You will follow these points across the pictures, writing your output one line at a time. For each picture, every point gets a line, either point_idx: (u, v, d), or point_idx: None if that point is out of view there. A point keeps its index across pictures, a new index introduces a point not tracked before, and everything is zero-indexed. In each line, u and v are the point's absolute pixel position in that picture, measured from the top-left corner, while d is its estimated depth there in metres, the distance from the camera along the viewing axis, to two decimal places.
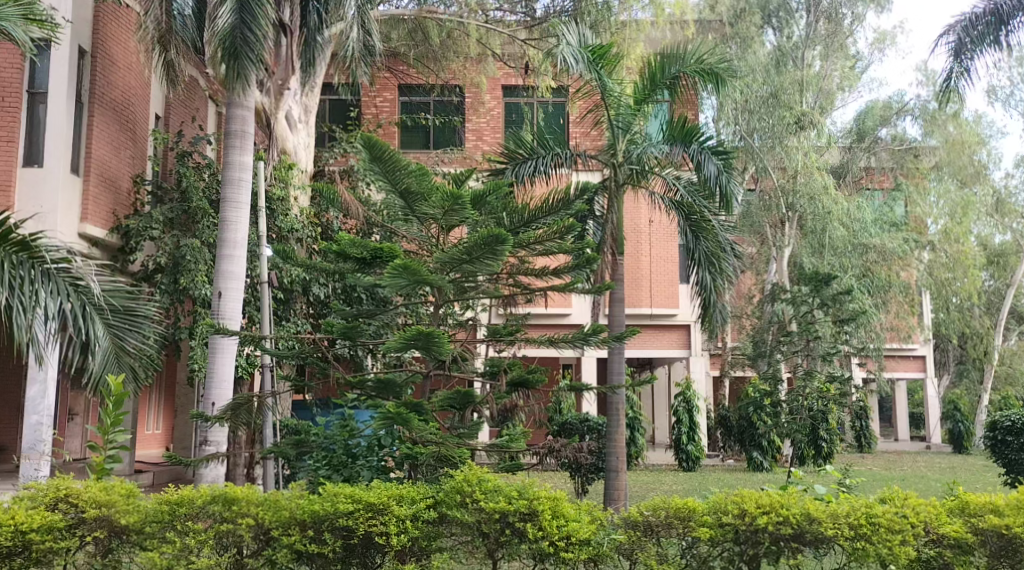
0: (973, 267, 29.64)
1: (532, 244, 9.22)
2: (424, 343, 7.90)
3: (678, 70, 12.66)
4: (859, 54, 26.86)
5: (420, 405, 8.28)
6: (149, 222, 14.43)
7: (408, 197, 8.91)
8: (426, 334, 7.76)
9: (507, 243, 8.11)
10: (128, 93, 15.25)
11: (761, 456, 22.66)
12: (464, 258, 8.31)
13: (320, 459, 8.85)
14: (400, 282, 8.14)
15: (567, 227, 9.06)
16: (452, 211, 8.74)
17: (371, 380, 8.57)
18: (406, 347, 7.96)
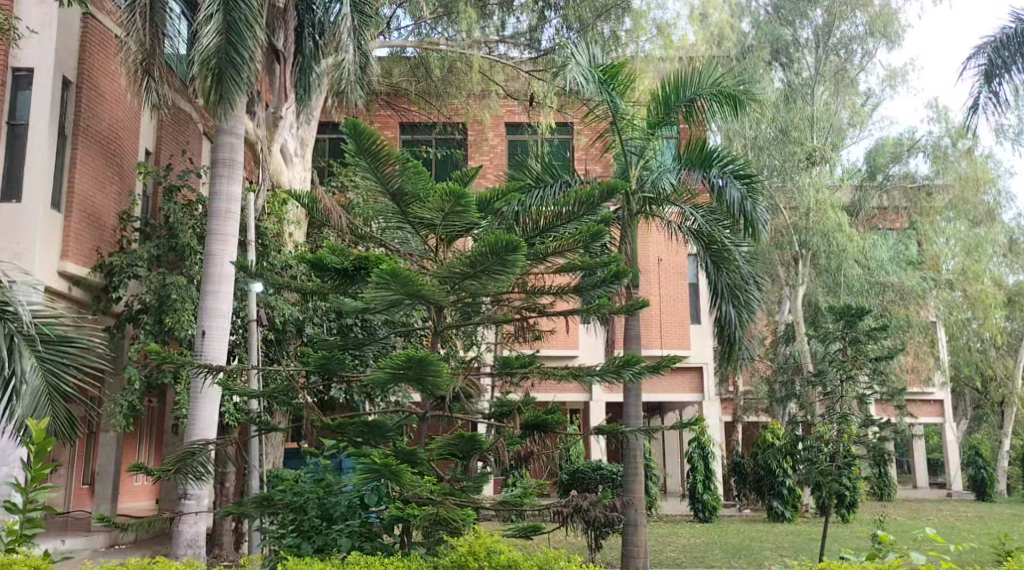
0: (993, 307, 28.61)
1: (549, 257, 8.29)
2: (415, 376, 7.03)
3: (694, 93, 11.88)
4: (869, 89, 26.16)
5: (414, 454, 7.28)
6: (133, 259, 13.61)
7: (400, 199, 8.05)
8: (416, 365, 6.89)
9: (519, 254, 7.22)
10: (116, 125, 14.48)
11: (781, 506, 21.69)
12: (467, 274, 7.43)
13: (285, 523, 7.74)
14: (389, 296, 7.26)
15: (591, 236, 8.13)
16: (451, 213, 7.86)
17: (358, 426, 7.62)
18: (391, 380, 7.09)
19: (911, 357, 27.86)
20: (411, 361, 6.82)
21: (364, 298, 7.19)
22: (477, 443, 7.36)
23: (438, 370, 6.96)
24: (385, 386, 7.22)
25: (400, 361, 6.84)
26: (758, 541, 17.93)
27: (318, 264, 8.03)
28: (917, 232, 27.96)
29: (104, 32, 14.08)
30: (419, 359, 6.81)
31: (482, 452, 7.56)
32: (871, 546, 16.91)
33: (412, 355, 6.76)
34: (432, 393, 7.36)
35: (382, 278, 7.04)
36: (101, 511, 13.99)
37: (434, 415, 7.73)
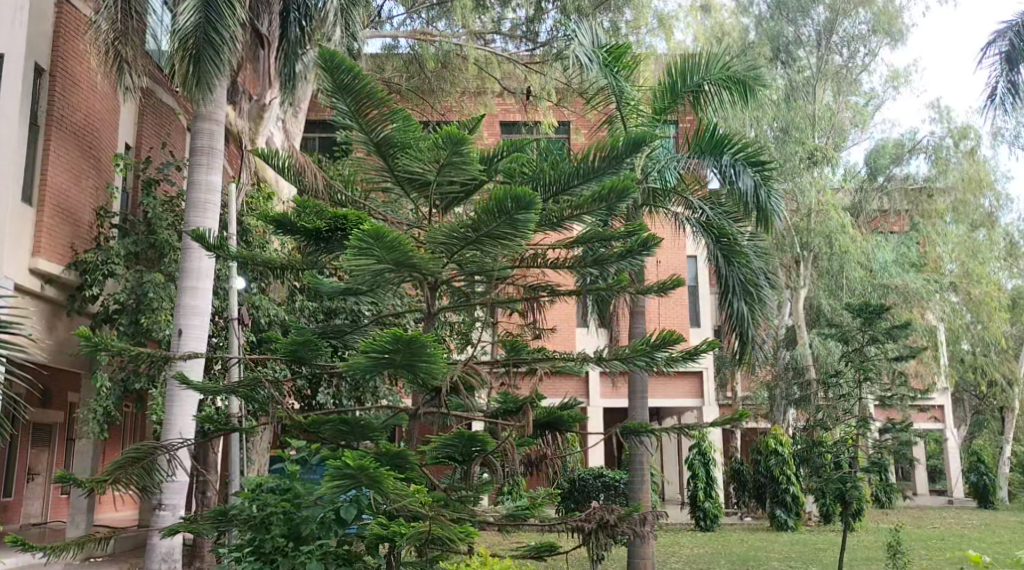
0: (998, 311, 27.97)
1: (563, 226, 7.58)
2: (402, 361, 6.31)
3: (701, 79, 11.27)
4: (871, 89, 25.57)
5: (400, 456, 6.55)
6: (109, 256, 12.88)
7: (389, 155, 7.29)
8: (408, 348, 6.17)
9: (530, 214, 6.50)
10: (93, 115, 13.69)
11: (784, 514, 21.02)
12: (468, 239, 6.67)
13: (244, 542, 6.98)
14: (373, 264, 6.50)
15: (609, 202, 7.38)
16: (448, 165, 7.02)
17: (334, 424, 6.94)
18: (377, 366, 6.36)
19: (915, 361, 27.22)
20: (400, 342, 6.10)
21: (345, 264, 6.42)
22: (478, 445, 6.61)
23: (432, 351, 6.25)
24: (370, 373, 6.48)
25: (387, 342, 6.10)
26: (765, 552, 17.19)
27: (289, 227, 7.27)
28: (919, 234, 27.35)
29: (81, 15, 13.29)
30: (409, 339, 6.07)
31: (482, 456, 6.78)
32: (885, 556, 16.21)
33: (399, 333, 6.02)
34: (422, 382, 6.63)
35: (363, 242, 6.29)
36: (76, 522, 13.26)
37: (426, 412, 7.01)
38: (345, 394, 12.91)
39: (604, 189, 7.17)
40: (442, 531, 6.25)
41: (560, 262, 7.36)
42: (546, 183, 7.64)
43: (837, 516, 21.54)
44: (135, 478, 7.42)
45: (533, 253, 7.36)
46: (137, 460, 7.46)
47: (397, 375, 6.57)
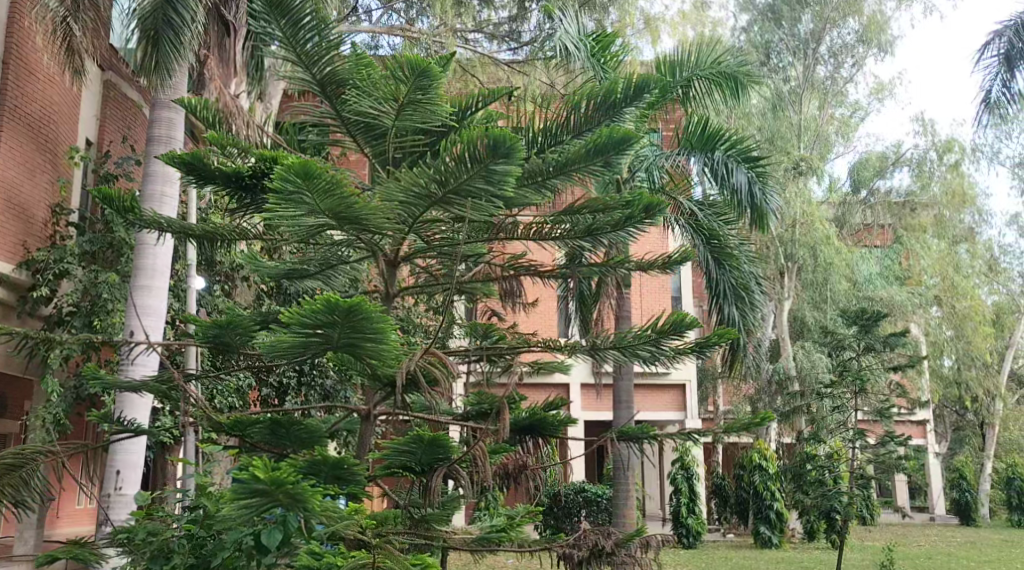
0: (983, 325, 27.49)
1: (549, 188, 6.54)
2: (340, 339, 5.29)
3: (690, 73, 10.60)
4: (857, 100, 25.11)
5: (344, 468, 5.52)
6: (63, 253, 12.15)
7: (338, 95, 6.53)
8: (346, 319, 5.12)
9: (509, 167, 5.55)
10: (51, 107, 12.84)
11: (768, 531, 20.37)
12: (433, 198, 5.69)
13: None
14: (303, 213, 5.58)
15: (610, 160, 6.41)
16: (408, 105, 6.14)
17: (264, 421, 5.94)
18: (308, 345, 5.32)
19: (900, 376, 26.72)
20: (336, 313, 5.06)
21: (271, 214, 5.50)
22: (443, 457, 5.57)
23: (379, 326, 5.22)
24: (305, 356, 5.51)
25: (319, 312, 5.07)
26: None
27: (205, 175, 6.20)
28: (903, 247, 26.89)
29: None
30: (347, 307, 5.00)
31: (451, 469, 5.67)
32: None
33: (332, 299, 4.98)
34: (368, 369, 5.68)
35: (289, 183, 5.34)
36: (24, 539, 12.44)
37: (380, 413, 6.01)
38: (312, 402, 12.24)
39: (598, 137, 6.19)
40: (389, 562, 5.13)
41: (543, 229, 6.54)
42: (535, 140, 7.00)
43: (821, 533, 20.94)
44: (8, 490, 6.51)
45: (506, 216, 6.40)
46: (12, 469, 6.56)
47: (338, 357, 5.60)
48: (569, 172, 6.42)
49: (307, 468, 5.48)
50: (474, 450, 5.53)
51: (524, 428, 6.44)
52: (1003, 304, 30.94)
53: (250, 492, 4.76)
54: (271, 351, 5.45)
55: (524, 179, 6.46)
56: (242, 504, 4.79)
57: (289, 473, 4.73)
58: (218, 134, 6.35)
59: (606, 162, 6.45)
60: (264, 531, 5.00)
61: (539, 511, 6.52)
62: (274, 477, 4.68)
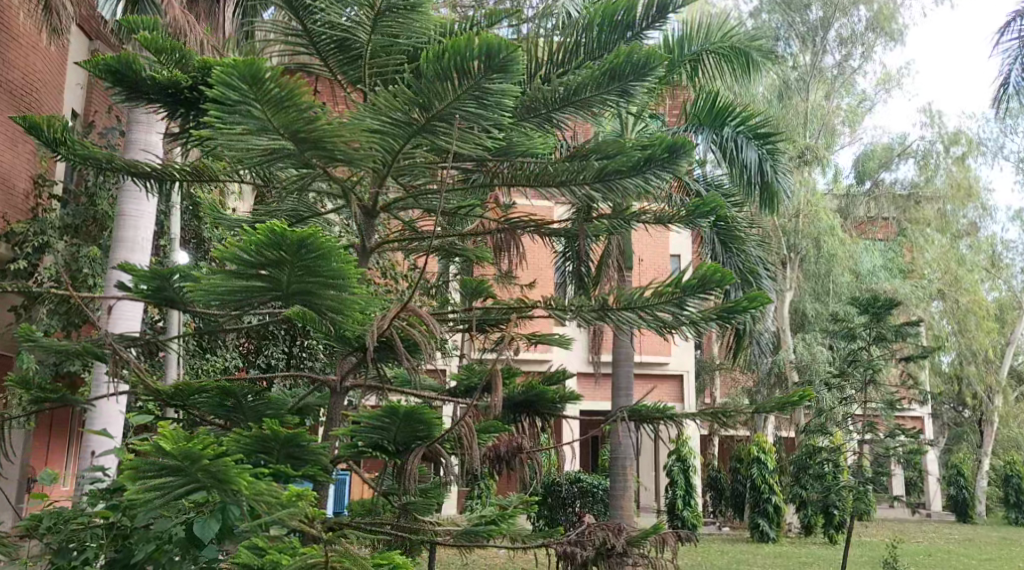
0: (986, 320, 27.02)
1: (557, 120, 5.93)
2: (290, 286, 4.72)
3: (700, 50, 9.88)
4: (862, 90, 24.67)
5: (299, 446, 4.71)
6: (42, 227, 11.70)
7: (304, 5, 5.56)
8: (295, 259, 4.53)
9: (505, 86, 4.87)
10: (33, 75, 12.34)
11: (765, 525, 19.92)
12: (412, 126, 5.01)
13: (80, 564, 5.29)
14: (256, 131, 4.87)
15: (623, 83, 5.62)
16: (384, 18, 5.35)
17: (205, 395, 5.20)
18: (251, 290, 4.76)
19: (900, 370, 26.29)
20: (282, 249, 4.47)
21: (214, 132, 4.81)
22: (423, 435, 4.92)
23: (336, 269, 4.60)
24: (249, 305, 4.96)
25: (264, 248, 4.48)
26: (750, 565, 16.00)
27: (137, 89, 5.36)
28: (906, 240, 26.40)
29: None
30: (298, 239, 4.41)
31: (426, 446, 4.97)
32: None
33: (280, 228, 4.39)
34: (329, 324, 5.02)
35: (234, 89, 4.63)
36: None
37: (351, 385, 5.29)
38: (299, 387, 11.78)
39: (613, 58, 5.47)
40: (347, 562, 4.43)
41: (542, 174, 5.80)
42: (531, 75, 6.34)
43: (819, 527, 20.47)
44: None
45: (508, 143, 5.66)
46: None
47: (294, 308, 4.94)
48: (582, 101, 5.77)
49: (253, 445, 4.66)
50: (461, 430, 4.90)
51: (524, 407, 5.98)
52: (1004, 301, 30.48)
53: (168, 470, 4.24)
54: (212, 297, 4.81)
55: (526, 111, 5.87)
56: (156, 484, 4.27)
57: (210, 450, 4.19)
58: (149, 36, 5.26)
59: (622, 92, 5.73)
60: (195, 522, 4.42)
61: (536, 501, 5.91)
62: (190, 456, 4.15)
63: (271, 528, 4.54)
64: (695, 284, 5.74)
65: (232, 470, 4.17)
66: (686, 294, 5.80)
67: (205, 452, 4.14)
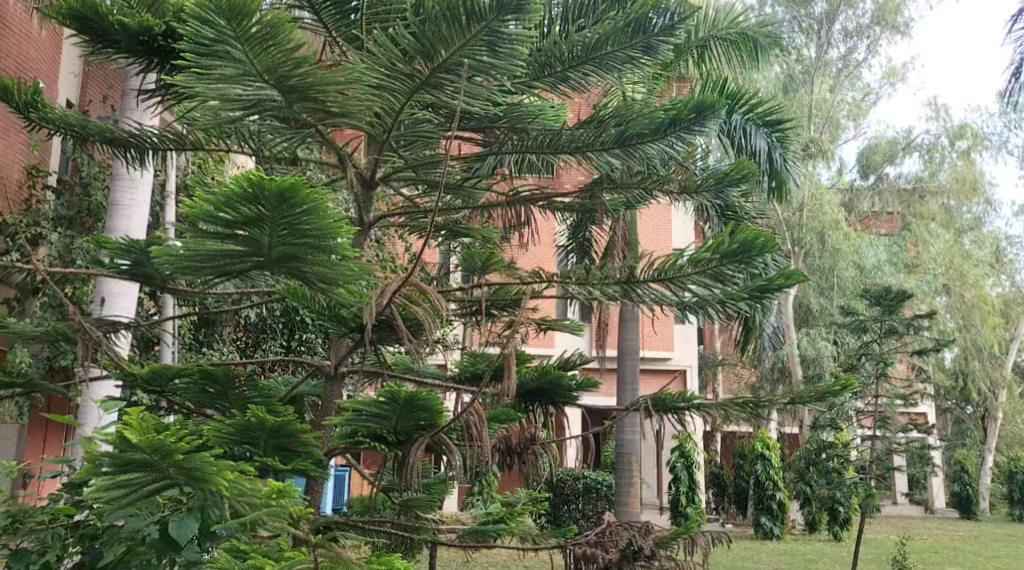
0: (991, 317, 26.79)
1: (571, 82, 5.65)
2: (274, 248, 4.29)
3: (707, 35, 9.68)
4: (867, 83, 24.38)
5: (288, 437, 4.44)
6: (36, 218, 11.45)
7: None
8: (277, 215, 4.11)
9: (520, 29, 4.40)
10: (28, 63, 12.08)
11: (770, 522, 19.69)
12: (412, 78, 4.56)
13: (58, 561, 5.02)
14: (237, 77, 4.37)
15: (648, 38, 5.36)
16: None
17: (184, 381, 4.92)
18: (230, 250, 4.35)
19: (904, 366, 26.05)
20: (262, 203, 4.04)
21: (189, 79, 4.30)
22: (425, 423, 4.62)
23: (323, 227, 4.17)
24: (229, 273, 4.55)
25: (243, 202, 4.05)
26: (755, 563, 15.77)
27: (105, 37, 5.08)
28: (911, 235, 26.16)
29: None
30: (283, 191, 3.96)
31: (423, 438, 4.69)
32: None
33: (262, 178, 3.93)
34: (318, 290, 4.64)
35: (212, 25, 4.13)
36: None
37: (347, 370, 5.05)
38: None
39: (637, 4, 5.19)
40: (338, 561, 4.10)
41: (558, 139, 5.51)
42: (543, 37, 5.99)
43: (823, 525, 20.25)
44: None
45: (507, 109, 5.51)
46: None
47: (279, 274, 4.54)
48: (601, 57, 5.50)
49: (237, 437, 4.40)
50: (468, 416, 4.61)
51: (533, 392, 5.57)
52: (1009, 296, 30.24)
53: (131, 465, 3.91)
54: (189, 263, 4.41)
55: (542, 68, 5.58)
56: (120, 481, 3.94)
57: (183, 443, 3.87)
58: None
59: (646, 47, 5.43)
60: (172, 523, 4.05)
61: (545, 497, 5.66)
62: (159, 448, 3.81)
63: (258, 529, 4.18)
64: (733, 249, 5.24)
65: (208, 466, 3.86)
66: (727, 262, 5.29)
67: (177, 446, 3.82)
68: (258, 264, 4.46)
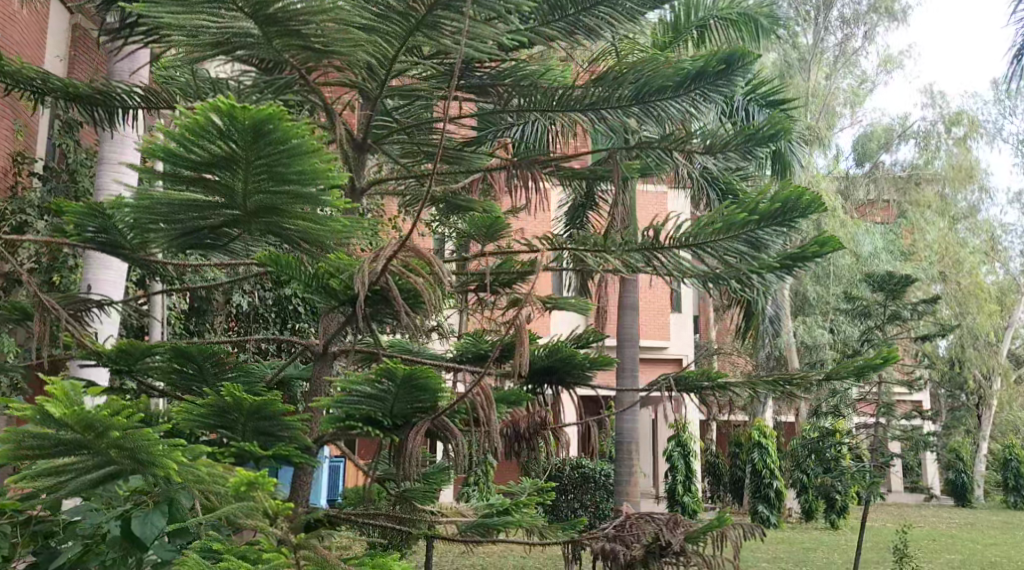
0: (988, 304, 26.61)
1: (578, 37, 5.41)
2: (249, 195, 4.01)
3: (707, 14, 9.44)
4: (864, 71, 24.16)
5: (270, 420, 4.20)
6: (22, 205, 11.18)
7: None
8: (250, 154, 3.79)
9: None
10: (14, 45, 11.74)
11: (767, 510, 19.55)
12: (408, 19, 4.23)
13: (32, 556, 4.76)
14: (210, 8, 4.02)
15: None
16: None
17: (162, 359, 4.67)
18: (201, 198, 4.07)
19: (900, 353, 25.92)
20: (234, 140, 3.73)
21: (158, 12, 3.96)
22: (426, 407, 4.35)
23: (300, 169, 3.85)
24: (200, 228, 4.30)
25: (212, 138, 3.74)
26: (754, 552, 15.60)
27: None
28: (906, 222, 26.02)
29: None
30: (257, 123, 3.63)
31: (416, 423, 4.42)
32: (893, 558, 14.56)
33: (232, 105, 3.59)
34: (300, 246, 4.31)
35: None
36: None
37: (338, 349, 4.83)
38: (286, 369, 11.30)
39: None
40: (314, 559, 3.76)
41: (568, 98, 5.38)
42: None
43: (821, 512, 20.11)
44: None
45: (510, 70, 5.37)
46: None
47: (255, 227, 4.22)
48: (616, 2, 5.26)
49: (212, 417, 4.19)
50: (475, 396, 4.39)
51: (540, 374, 5.23)
52: (1004, 284, 30.10)
53: (68, 454, 3.65)
54: (154, 211, 4.11)
55: (554, 11, 5.29)
56: (59, 468, 3.68)
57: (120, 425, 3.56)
58: None
59: None
60: (136, 520, 3.86)
61: (551, 488, 5.46)
62: (89, 424, 3.46)
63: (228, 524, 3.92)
64: (774, 212, 4.86)
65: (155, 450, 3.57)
66: (768, 224, 4.91)
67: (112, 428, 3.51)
68: (232, 214, 4.16)
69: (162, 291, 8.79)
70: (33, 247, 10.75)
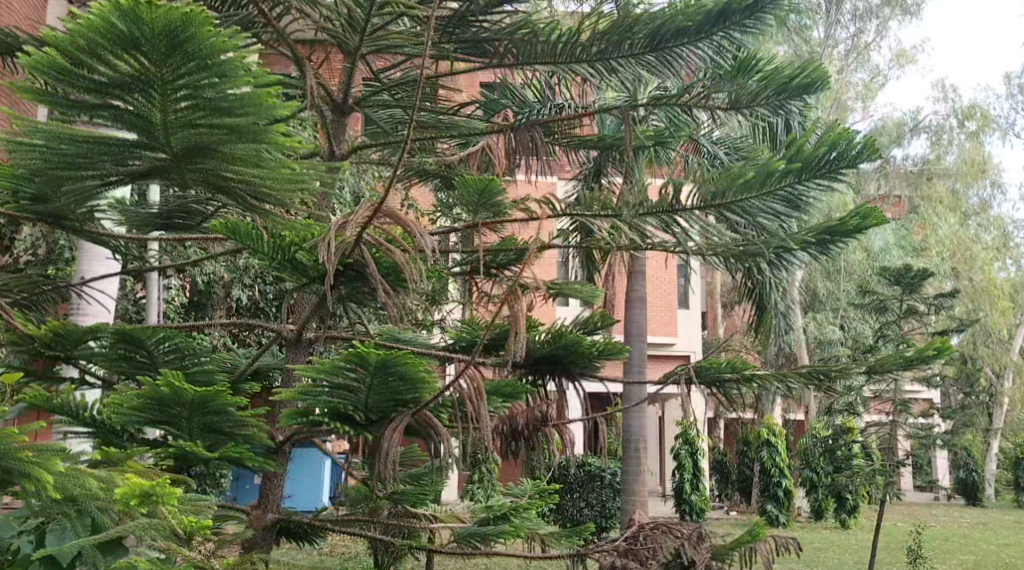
0: (1001, 302, 26.24)
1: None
2: (170, 126, 3.70)
3: None
4: (878, 64, 23.78)
5: (225, 416, 3.88)
6: None
7: None
8: (165, 71, 3.48)
9: None
10: None
11: (776, 509, 19.26)
12: None
13: None
14: None
15: None
16: None
17: (131, 355, 4.34)
18: (120, 133, 3.77)
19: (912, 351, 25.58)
20: (146, 52, 3.41)
21: None
22: (408, 401, 3.96)
23: (224, 87, 3.55)
24: (122, 170, 3.99)
25: (121, 50, 3.42)
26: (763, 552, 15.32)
27: None
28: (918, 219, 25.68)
29: None
30: (167, 28, 3.32)
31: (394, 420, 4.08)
32: (905, 559, 14.29)
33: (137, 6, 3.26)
34: (236, 182, 4.02)
35: None
36: None
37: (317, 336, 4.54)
38: None
39: None
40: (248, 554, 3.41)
41: (578, 47, 5.53)
42: None
43: (830, 512, 19.81)
44: None
45: (514, 25, 5.56)
46: None
47: (184, 165, 3.93)
48: None
49: (156, 410, 3.83)
50: (462, 388, 4.05)
51: (540, 363, 4.93)
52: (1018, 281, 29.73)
53: None
54: (70, 154, 3.78)
55: None
56: None
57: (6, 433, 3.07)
58: None
59: None
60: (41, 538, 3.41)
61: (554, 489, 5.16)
62: None
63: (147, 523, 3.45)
64: (815, 158, 4.85)
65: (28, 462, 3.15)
66: (807, 177, 4.93)
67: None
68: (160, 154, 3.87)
69: (156, 281, 8.54)
70: (31, 239, 10.52)
